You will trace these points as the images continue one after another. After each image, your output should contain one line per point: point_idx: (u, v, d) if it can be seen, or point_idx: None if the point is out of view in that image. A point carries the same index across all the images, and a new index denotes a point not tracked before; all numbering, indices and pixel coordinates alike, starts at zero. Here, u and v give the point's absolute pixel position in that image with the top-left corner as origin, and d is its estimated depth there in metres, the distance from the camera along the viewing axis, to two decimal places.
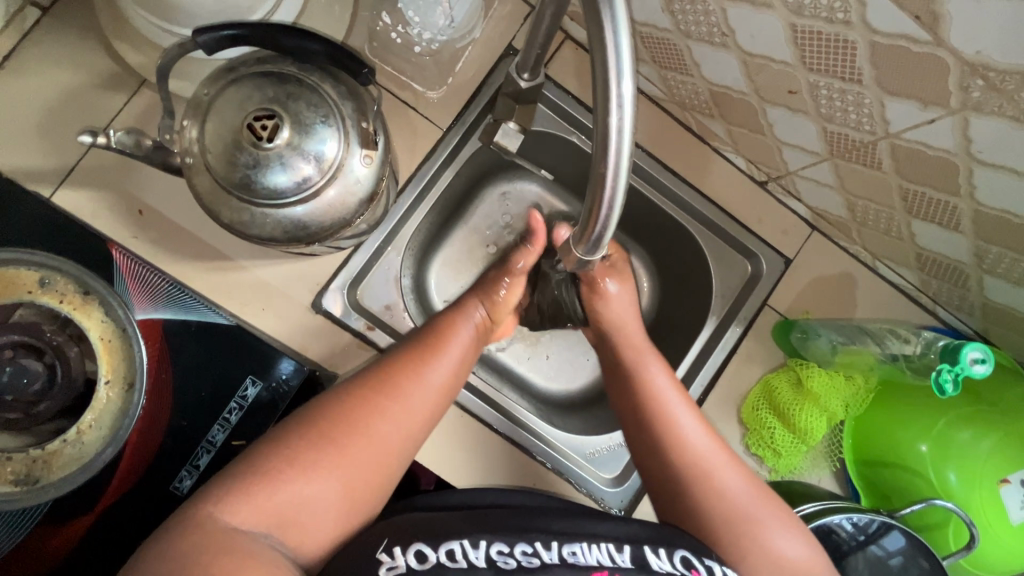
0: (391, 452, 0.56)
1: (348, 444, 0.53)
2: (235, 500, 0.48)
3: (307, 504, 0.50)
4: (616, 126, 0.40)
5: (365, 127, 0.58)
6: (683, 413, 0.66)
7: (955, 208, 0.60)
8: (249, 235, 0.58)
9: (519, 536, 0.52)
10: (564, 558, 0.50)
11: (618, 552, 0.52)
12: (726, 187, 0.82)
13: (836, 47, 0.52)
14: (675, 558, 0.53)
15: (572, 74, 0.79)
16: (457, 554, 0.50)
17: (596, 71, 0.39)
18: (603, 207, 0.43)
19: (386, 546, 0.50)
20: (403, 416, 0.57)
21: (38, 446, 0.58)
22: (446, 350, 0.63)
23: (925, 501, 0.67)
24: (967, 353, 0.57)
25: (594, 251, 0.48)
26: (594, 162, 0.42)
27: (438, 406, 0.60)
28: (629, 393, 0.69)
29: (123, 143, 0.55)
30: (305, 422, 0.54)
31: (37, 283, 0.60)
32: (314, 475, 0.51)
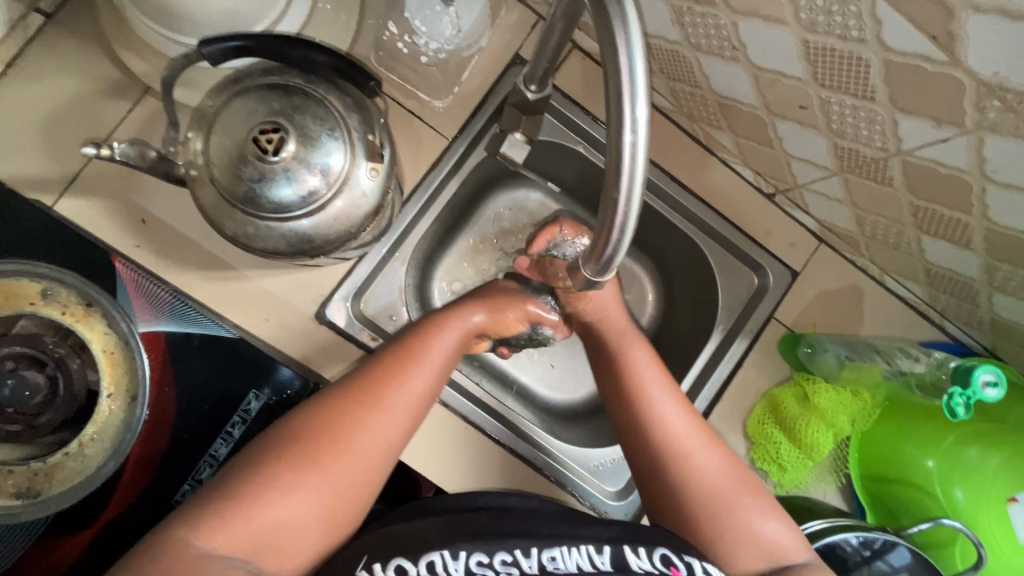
0: (372, 459, 0.55)
1: (323, 457, 0.52)
2: (213, 524, 0.47)
3: (283, 522, 0.49)
4: (630, 145, 0.39)
5: (371, 139, 0.57)
6: (660, 399, 0.65)
7: (966, 226, 0.59)
8: (252, 248, 0.57)
9: (498, 545, 0.51)
10: (543, 564, 0.50)
11: (598, 553, 0.52)
12: (733, 198, 0.81)
13: (849, 64, 0.51)
14: (654, 557, 0.52)
15: (579, 84, 0.78)
16: (437, 567, 0.49)
17: (609, 91, 0.39)
18: (614, 229, 0.43)
19: (365, 563, 0.49)
20: (382, 422, 0.56)
21: (40, 458, 0.57)
22: (426, 357, 0.62)
23: (933, 520, 0.66)
24: (980, 375, 0.56)
25: (604, 271, 0.47)
26: (606, 183, 0.41)
27: (416, 410, 0.59)
28: (612, 385, 0.69)
29: (127, 156, 0.55)
30: (280, 438, 0.53)
31: (40, 294, 0.59)
32: (290, 492, 0.50)
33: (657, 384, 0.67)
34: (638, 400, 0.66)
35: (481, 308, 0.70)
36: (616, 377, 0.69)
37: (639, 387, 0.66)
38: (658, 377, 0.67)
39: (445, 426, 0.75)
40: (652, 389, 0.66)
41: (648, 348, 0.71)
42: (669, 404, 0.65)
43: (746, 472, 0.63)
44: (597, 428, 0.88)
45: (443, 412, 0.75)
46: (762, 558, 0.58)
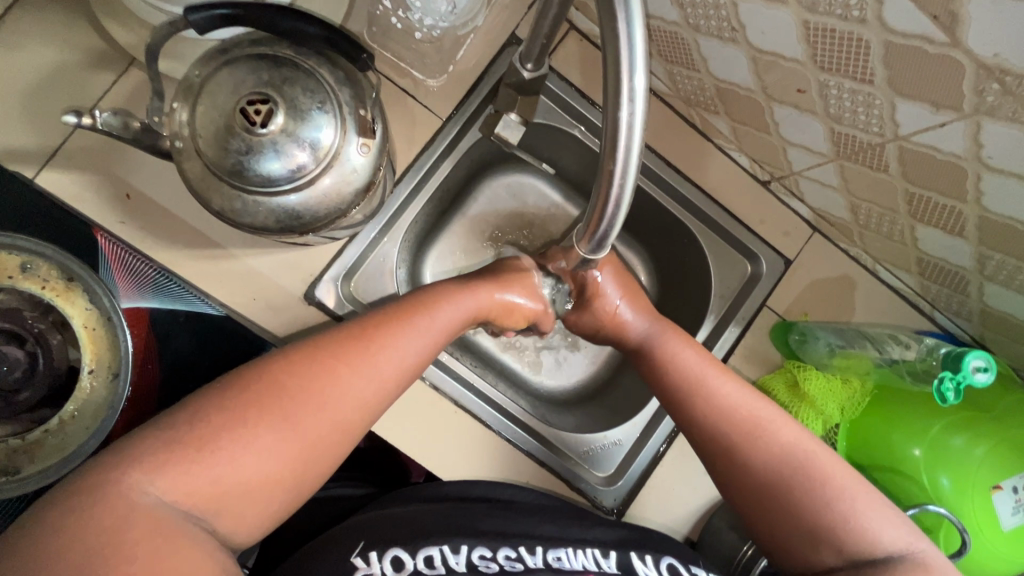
0: (357, 409, 0.52)
1: (294, 413, 0.48)
2: (172, 464, 0.43)
3: (256, 476, 0.46)
4: (628, 122, 0.38)
5: (363, 114, 0.56)
6: (719, 388, 0.64)
7: (961, 214, 0.59)
8: (239, 223, 0.56)
9: (502, 542, 0.56)
10: (549, 561, 0.54)
11: (604, 557, 0.56)
12: (729, 185, 0.81)
13: (849, 45, 0.51)
14: (660, 565, 0.57)
15: (576, 66, 0.77)
16: (436, 560, 0.53)
17: (607, 67, 0.38)
18: (609, 205, 0.42)
19: (361, 550, 0.53)
20: (372, 376, 0.53)
21: (20, 435, 0.56)
22: (412, 322, 0.58)
23: (918, 507, 0.67)
24: (970, 360, 0.56)
25: (597, 249, 0.47)
26: (602, 156, 0.41)
27: (397, 376, 0.55)
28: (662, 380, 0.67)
29: (109, 125, 0.53)
30: (252, 383, 0.48)
31: (19, 268, 0.58)
32: (265, 438, 0.46)
33: (713, 379, 0.65)
34: (698, 394, 0.64)
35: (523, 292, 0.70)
36: (669, 372, 0.66)
37: (697, 381, 0.65)
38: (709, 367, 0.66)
39: (438, 411, 0.75)
40: (708, 380, 0.65)
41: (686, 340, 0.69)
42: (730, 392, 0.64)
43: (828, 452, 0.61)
44: (588, 417, 0.88)
45: (435, 395, 0.75)
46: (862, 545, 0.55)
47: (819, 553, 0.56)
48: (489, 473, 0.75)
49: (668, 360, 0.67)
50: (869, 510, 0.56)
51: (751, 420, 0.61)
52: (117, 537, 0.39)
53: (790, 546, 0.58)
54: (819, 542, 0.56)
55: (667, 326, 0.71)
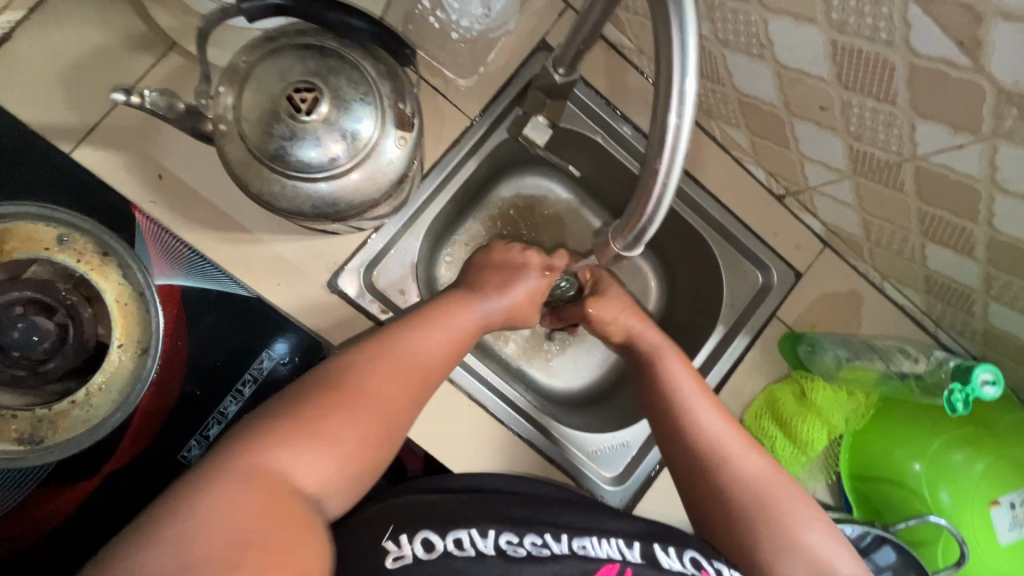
0: (393, 410, 0.55)
1: (356, 405, 0.52)
2: (272, 443, 0.47)
3: (316, 465, 0.48)
4: (675, 126, 0.40)
5: (402, 108, 0.58)
6: (699, 410, 0.67)
7: (971, 234, 0.62)
8: (276, 207, 0.58)
9: (528, 530, 0.57)
10: (574, 549, 0.56)
11: (629, 548, 0.58)
12: (745, 196, 0.83)
13: (874, 66, 0.53)
14: (684, 558, 0.58)
15: (602, 75, 0.79)
16: (465, 542, 0.55)
17: (659, 84, 0.40)
18: (652, 202, 0.44)
19: (393, 534, 0.54)
20: (409, 372, 0.58)
21: (45, 405, 0.57)
22: (442, 323, 0.63)
23: (918, 518, 0.69)
24: (979, 373, 0.58)
25: (634, 246, 0.48)
26: (648, 155, 0.43)
27: (436, 367, 0.60)
28: (650, 396, 0.70)
29: (156, 105, 0.54)
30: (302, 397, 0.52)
31: (55, 240, 0.59)
32: (318, 438, 0.49)
33: (697, 397, 0.68)
34: (679, 410, 0.67)
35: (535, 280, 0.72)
36: (654, 386, 0.70)
37: (682, 397, 0.68)
38: (696, 387, 0.69)
39: (450, 404, 0.76)
40: (691, 402, 0.67)
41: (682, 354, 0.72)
42: (708, 415, 0.67)
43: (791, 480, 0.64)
44: (596, 418, 0.89)
45: (450, 388, 0.76)
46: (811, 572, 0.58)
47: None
48: (500, 468, 0.77)
49: (659, 376, 0.70)
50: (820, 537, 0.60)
51: (725, 446, 0.64)
52: (256, 521, 0.42)
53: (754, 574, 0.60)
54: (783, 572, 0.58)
55: (667, 341, 0.74)
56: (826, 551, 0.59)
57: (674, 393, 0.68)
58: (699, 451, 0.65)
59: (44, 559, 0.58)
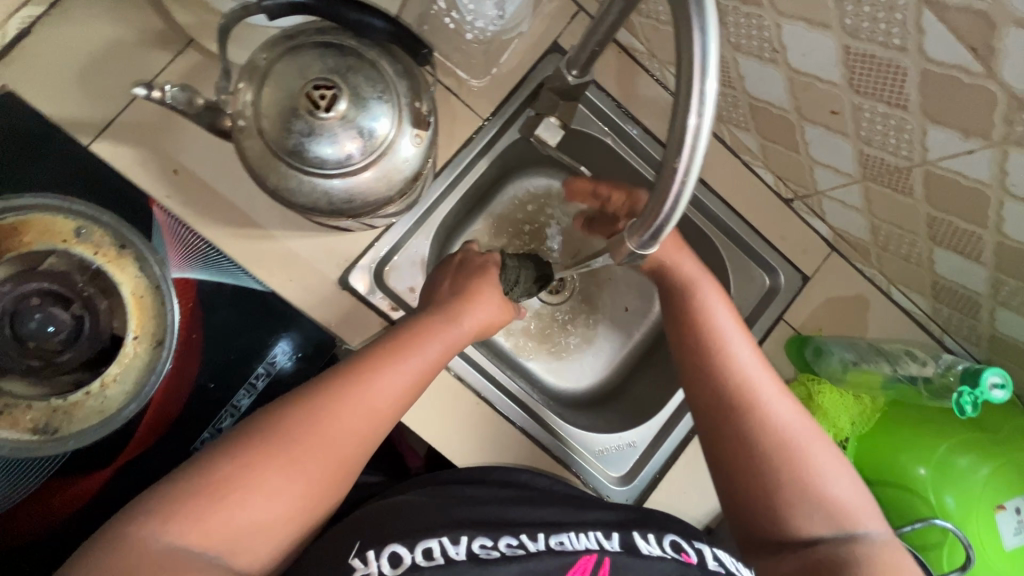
0: (329, 462, 0.52)
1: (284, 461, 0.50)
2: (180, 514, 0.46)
3: (247, 523, 0.48)
4: (694, 127, 0.41)
5: (418, 107, 0.58)
6: (737, 345, 0.66)
7: (980, 239, 0.62)
8: (292, 203, 0.58)
9: (502, 532, 0.59)
10: (551, 546, 0.59)
11: (607, 539, 0.61)
12: (753, 200, 0.84)
13: (887, 72, 0.54)
14: (663, 542, 0.63)
15: (614, 78, 0.80)
16: (436, 551, 0.55)
17: (678, 97, 0.41)
18: (669, 202, 0.44)
19: (359, 552, 0.54)
20: (354, 419, 0.54)
21: (60, 396, 0.57)
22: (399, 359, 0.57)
23: (924, 521, 0.69)
24: (988, 376, 0.58)
25: (650, 244, 0.48)
26: (668, 153, 0.42)
27: (388, 410, 0.56)
28: (684, 328, 0.69)
29: (177, 100, 0.55)
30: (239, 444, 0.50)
31: (73, 232, 0.59)
32: (246, 499, 0.48)
33: (737, 337, 0.67)
34: (716, 345, 0.66)
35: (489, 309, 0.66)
36: (693, 323, 0.68)
37: (721, 336, 0.67)
38: (735, 325, 0.68)
39: (458, 401, 0.76)
40: (729, 338, 0.67)
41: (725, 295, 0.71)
42: (746, 353, 0.66)
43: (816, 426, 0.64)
44: (603, 418, 0.89)
45: (459, 386, 0.76)
46: (826, 515, 0.59)
47: (797, 520, 0.59)
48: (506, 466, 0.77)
49: (699, 308, 0.68)
50: (839, 482, 0.60)
51: (760, 385, 0.64)
52: None
53: (765, 514, 0.60)
54: (798, 513, 0.59)
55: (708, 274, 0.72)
56: (842, 494, 0.60)
57: (713, 326, 0.67)
58: (734, 389, 0.64)
59: (54, 549, 0.59)
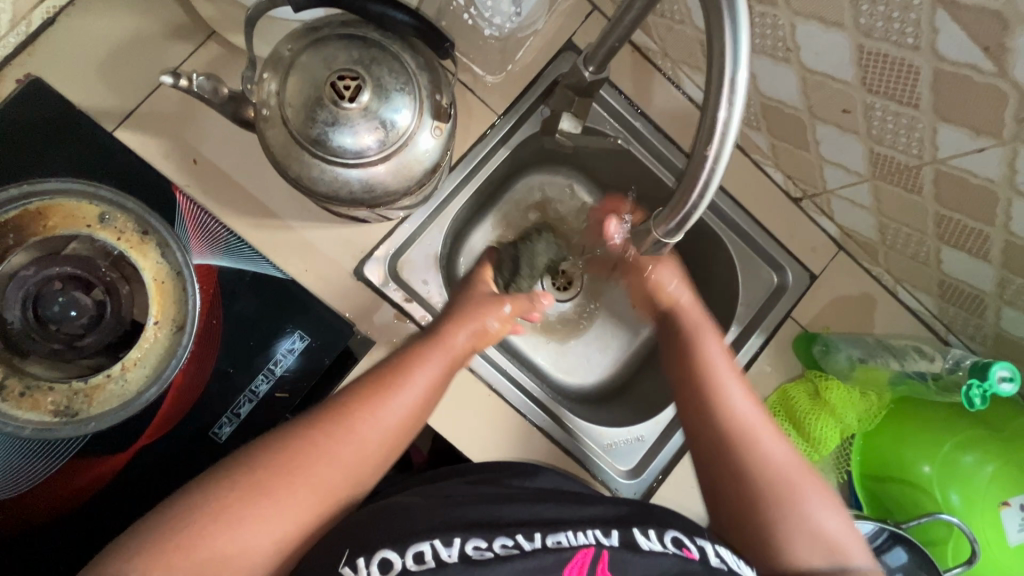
0: (329, 493, 0.56)
1: (280, 491, 0.53)
2: (170, 547, 0.48)
3: (238, 551, 0.50)
4: (722, 120, 0.42)
5: (439, 99, 0.59)
6: (731, 387, 0.68)
7: (988, 237, 0.63)
8: (313, 192, 0.59)
9: (497, 533, 0.55)
10: (547, 545, 0.54)
11: (607, 536, 0.56)
12: (762, 198, 0.85)
13: (899, 71, 0.55)
14: (664, 539, 0.57)
15: (627, 77, 0.81)
16: (427, 555, 0.52)
17: (707, 102, 0.43)
18: (697, 188, 0.45)
19: (349, 558, 0.51)
20: (353, 452, 0.57)
21: (82, 378, 0.58)
22: (396, 392, 0.60)
23: (929, 516, 0.71)
24: (996, 370, 0.59)
25: (676, 232, 0.49)
26: (697, 142, 0.44)
27: (388, 439, 0.60)
28: (681, 369, 0.71)
29: (203, 88, 0.56)
30: (234, 473, 0.53)
31: (98, 218, 0.60)
32: (236, 531, 0.50)
33: (730, 376, 0.69)
34: (710, 390, 0.68)
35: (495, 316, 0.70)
36: (689, 361, 0.70)
37: (717, 376, 0.68)
38: (729, 366, 0.69)
39: (469, 393, 0.77)
40: (723, 381, 0.68)
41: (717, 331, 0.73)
42: (739, 394, 0.68)
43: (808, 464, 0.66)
44: (610, 413, 0.91)
45: (470, 378, 0.77)
46: (816, 549, 0.61)
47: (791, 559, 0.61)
48: (517, 457, 0.78)
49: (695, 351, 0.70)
50: (831, 520, 0.62)
51: (754, 429, 0.66)
52: None
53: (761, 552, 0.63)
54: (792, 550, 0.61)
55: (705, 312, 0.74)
56: (835, 532, 0.62)
57: (707, 367, 0.69)
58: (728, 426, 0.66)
59: (70, 531, 0.59)
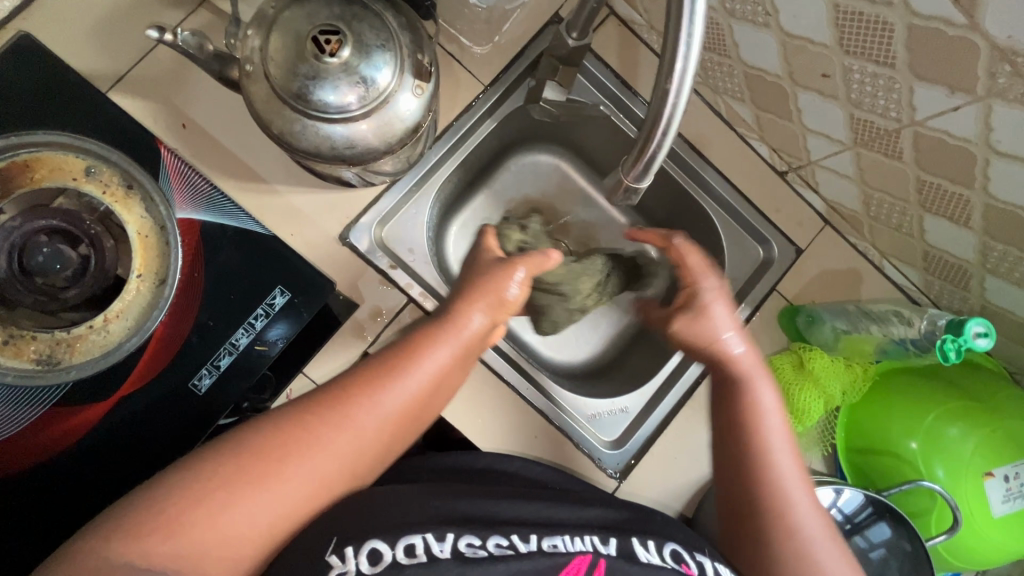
0: (327, 481, 0.52)
1: (275, 482, 0.49)
2: (143, 530, 0.45)
3: (219, 540, 0.46)
4: (681, 69, 0.43)
5: (420, 59, 0.60)
6: (774, 442, 0.62)
7: (967, 202, 0.63)
8: (296, 148, 0.60)
9: (492, 531, 0.52)
10: (543, 548, 0.51)
11: (604, 544, 0.53)
12: (748, 173, 0.85)
13: (874, 29, 0.55)
14: (664, 551, 0.54)
15: (614, 50, 0.82)
16: (419, 549, 0.49)
17: (664, 58, 0.44)
18: (661, 123, 0.46)
19: (336, 547, 0.48)
20: (358, 441, 0.52)
21: (64, 329, 0.60)
22: (406, 373, 0.55)
23: (913, 483, 0.70)
24: (972, 326, 0.62)
25: (643, 177, 0.52)
26: (659, 77, 0.45)
27: (399, 421, 0.55)
28: (722, 409, 0.66)
29: (188, 43, 0.57)
30: (229, 451, 0.49)
31: (84, 171, 0.62)
32: (223, 516, 0.47)
33: (783, 441, 0.62)
34: (748, 440, 0.62)
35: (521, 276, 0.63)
36: (730, 408, 0.65)
37: (767, 440, 0.62)
38: (779, 420, 0.63)
39: None
40: (766, 433, 0.62)
41: (772, 379, 0.66)
42: (782, 451, 0.62)
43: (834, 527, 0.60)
44: (595, 388, 0.91)
45: None
46: None
47: None
48: (500, 425, 0.78)
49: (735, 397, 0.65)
50: None
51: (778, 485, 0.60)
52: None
53: None
54: None
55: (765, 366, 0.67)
56: None
57: (751, 416, 0.63)
58: (763, 491, 0.60)
59: (55, 476, 0.60)
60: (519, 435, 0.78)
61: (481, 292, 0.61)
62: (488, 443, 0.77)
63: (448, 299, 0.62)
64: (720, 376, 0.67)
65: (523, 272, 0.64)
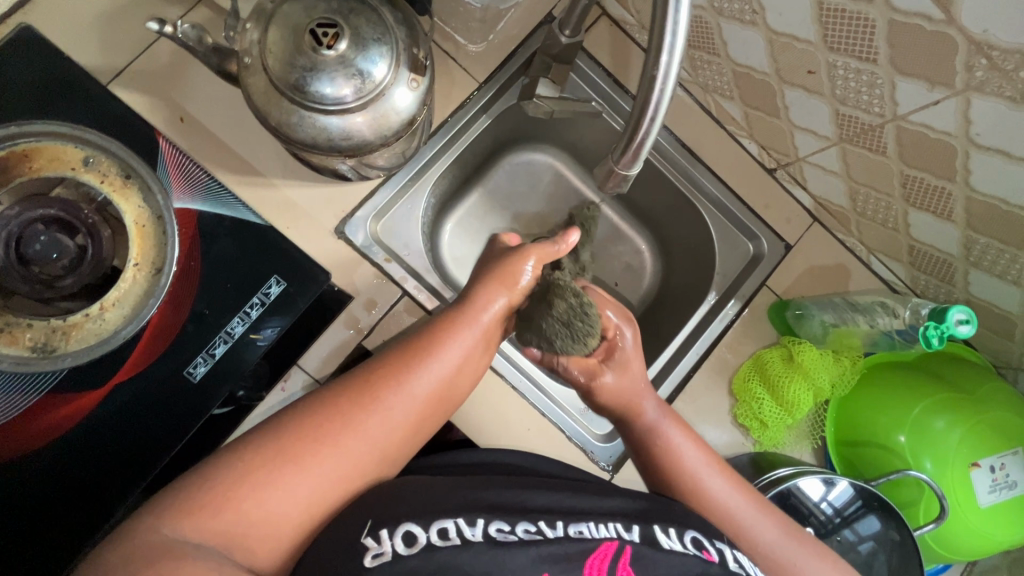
0: (363, 462, 0.52)
1: (313, 462, 0.49)
2: (185, 509, 0.44)
3: (262, 518, 0.46)
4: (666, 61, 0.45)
5: (415, 53, 0.61)
6: (705, 478, 0.63)
7: (949, 195, 0.65)
8: (293, 140, 0.61)
9: (520, 517, 0.51)
10: (570, 534, 0.50)
11: (627, 530, 0.52)
12: (737, 170, 0.86)
13: (856, 24, 0.57)
14: (685, 538, 0.53)
15: (606, 49, 0.84)
16: (451, 532, 0.48)
17: (650, 52, 0.46)
18: (649, 108, 0.47)
19: (371, 529, 0.47)
20: (388, 421, 0.53)
21: (61, 317, 0.60)
22: (437, 355, 0.57)
23: (901, 472, 0.71)
24: (954, 313, 0.64)
25: (632, 163, 0.53)
26: (646, 64, 0.46)
27: (434, 400, 0.57)
28: (642, 458, 0.66)
29: (187, 36, 0.58)
30: (266, 436, 0.49)
31: (81, 161, 0.63)
32: (265, 495, 0.46)
33: (709, 469, 0.64)
34: (680, 483, 0.63)
35: (532, 257, 0.66)
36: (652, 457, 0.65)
37: (693, 475, 0.63)
38: (701, 459, 0.64)
39: None
40: (694, 473, 0.63)
41: (680, 421, 0.67)
42: (715, 483, 0.63)
43: (795, 525, 0.63)
44: None
45: None
46: None
47: None
48: (494, 418, 0.78)
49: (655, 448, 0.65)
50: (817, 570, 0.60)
51: (725, 512, 0.61)
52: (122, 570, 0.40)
53: None
54: None
55: (670, 409, 0.69)
56: None
57: (673, 462, 0.64)
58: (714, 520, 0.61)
59: (48, 463, 0.61)
60: (512, 427, 0.79)
61: (498, 277, 0.65)
62: (482, 434, 0.78)
63: (462, 291, 0.65)
64: (626, 428, 0.68)
65: (534, 259, 0.66)
